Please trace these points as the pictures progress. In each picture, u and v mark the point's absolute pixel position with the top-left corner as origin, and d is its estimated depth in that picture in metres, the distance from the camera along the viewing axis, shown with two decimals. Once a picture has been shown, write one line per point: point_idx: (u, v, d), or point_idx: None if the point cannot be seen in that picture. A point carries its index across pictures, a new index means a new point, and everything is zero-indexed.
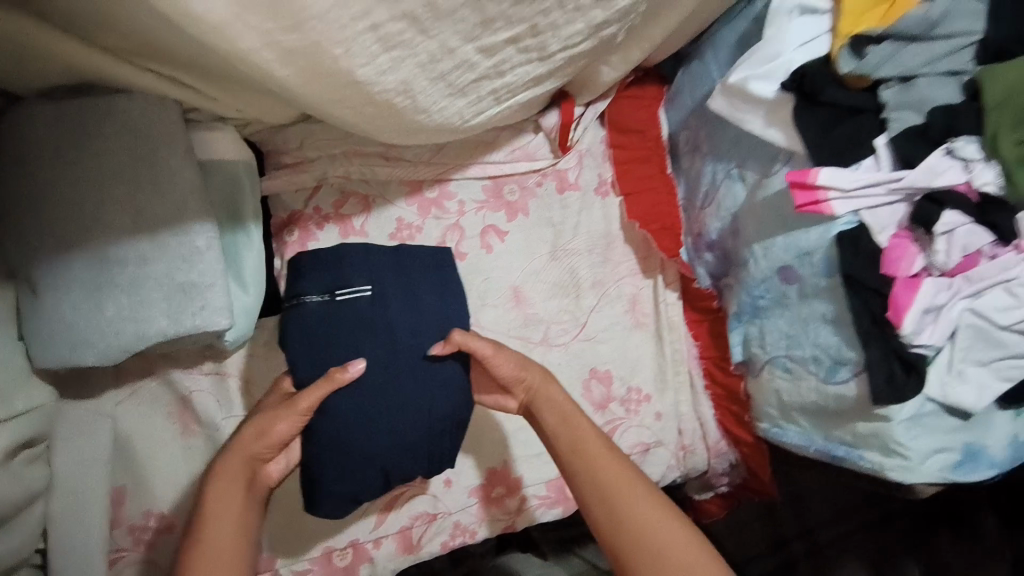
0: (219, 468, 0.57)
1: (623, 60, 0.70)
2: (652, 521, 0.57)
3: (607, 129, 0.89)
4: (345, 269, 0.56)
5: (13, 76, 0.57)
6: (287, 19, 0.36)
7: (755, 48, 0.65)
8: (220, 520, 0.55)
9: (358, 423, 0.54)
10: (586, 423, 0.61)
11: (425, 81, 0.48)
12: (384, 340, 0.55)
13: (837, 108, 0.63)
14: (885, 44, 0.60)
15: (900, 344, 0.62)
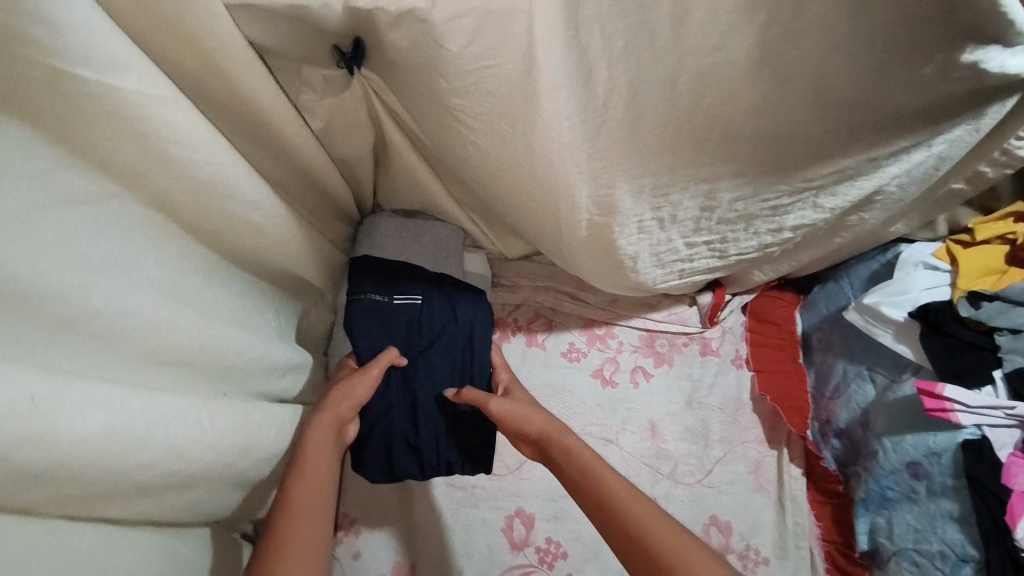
0: (315, 422, 0.69)
1: (774, 269, 0.94)
2: (660, 536, 0.63)
3: (747, 316, 1.08)
4: (402, 280, 0.83)
5: (388, 198, 0.89)
6: (605, 212, 0.62)
7: (888, 283, 0.86)
8: (317, 464, 0.66)
9: (400, 399, 0.78)
10: (598, 464, 0.70)
11: (647, 254, 0.75)
12: (426, 336, 0.81)
13: (958, 341, 0.79)
14: (997, 303, 0.77)
15: (1013, 549, 0.70)
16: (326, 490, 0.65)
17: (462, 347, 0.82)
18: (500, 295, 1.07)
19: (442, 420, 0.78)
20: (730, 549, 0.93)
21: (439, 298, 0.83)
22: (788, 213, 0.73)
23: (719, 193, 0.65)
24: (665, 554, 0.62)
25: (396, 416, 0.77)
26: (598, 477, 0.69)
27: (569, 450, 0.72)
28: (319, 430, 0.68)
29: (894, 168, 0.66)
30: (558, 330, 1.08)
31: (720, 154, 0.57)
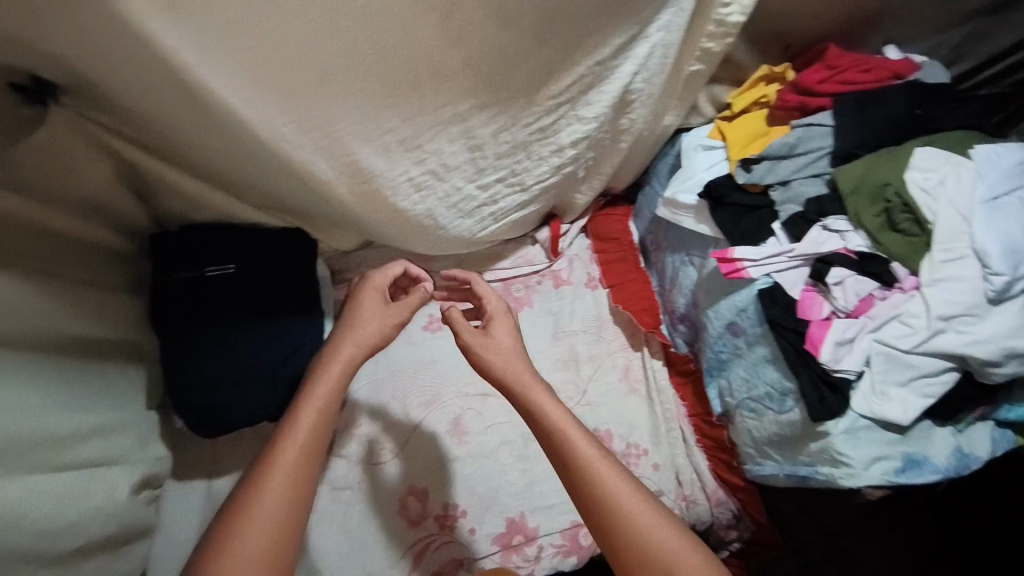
0: (338, 354, 0.71)
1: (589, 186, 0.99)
2: (607, 490, 0.64)
3: (590, 239, 1.14)
4: (211, 251, 0.82)
5: (180, 213, 0.82)
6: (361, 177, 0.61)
7: (678, 173, 0.92)
8: (322, 393, 0.68)
9: (223, 357, 0.81)
10: (564, 426, 0.67)
11: (443, 209, 0.76)
12: (250, 302, 0.84)
13: (741, 207, 0.85)
14: (765, 162, 0.83)
15: (823, 370, 0.74)
16: (329, 422, 0.67)
17: (288, 304, 0.86)
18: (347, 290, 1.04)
19: (278, 366, 0.82)
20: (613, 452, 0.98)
21: (254, 272, 0.85)
22: (557, 131, 0.75)
23: (476, 129, 0.66)
24: (612, 504, 0.63)
25: (217, 369, 0.80)
26: (575, 439, 0.66)
27: (541, 397, 0.69)
28: (331, 373, 0.69)
29: (626, 66, 0.69)
30: None
31: (445, 88, 0.58)
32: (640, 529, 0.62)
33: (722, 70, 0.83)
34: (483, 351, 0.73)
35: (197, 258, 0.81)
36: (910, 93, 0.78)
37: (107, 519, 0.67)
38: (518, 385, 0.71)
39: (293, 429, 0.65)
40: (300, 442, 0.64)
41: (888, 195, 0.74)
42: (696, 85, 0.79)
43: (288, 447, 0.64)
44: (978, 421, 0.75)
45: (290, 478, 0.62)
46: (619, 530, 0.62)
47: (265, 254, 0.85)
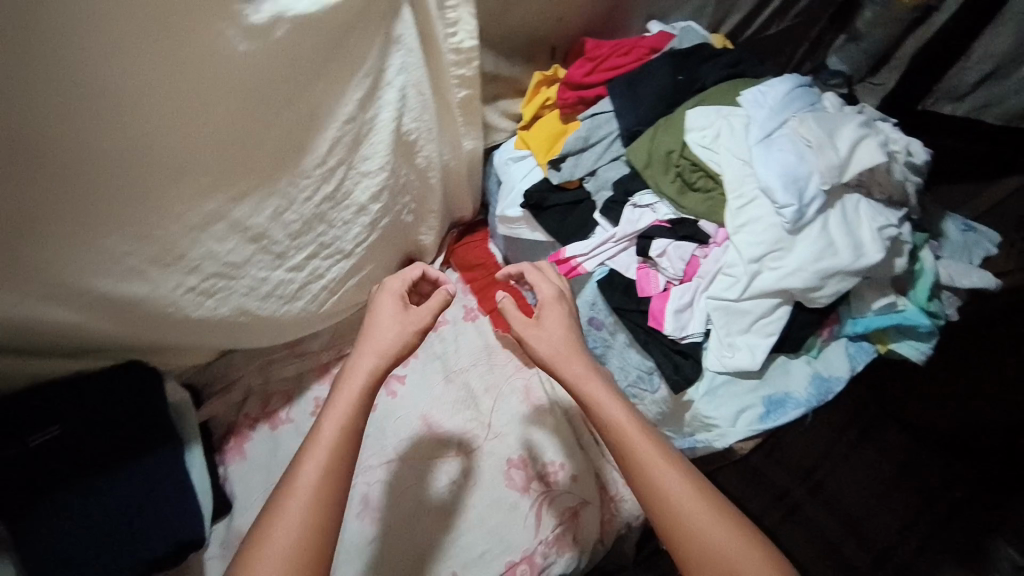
0: (341, 379, 0.62)
1: (429, 224, 1.01)
2: (681, 500, 0.55)
3: (457, 272, 1.15)
4: (23, 419, 0.70)
5: None
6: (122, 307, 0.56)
7: (500, 191, 0.93)
8: (333, 417, 0.59)
9: (74, 530, 0.69)
10: (636, 427, 0.59)
11: (256, 301, 0.72)
12: (90, 459, 0.73)
13: (563, 206, 0.87)
14: (569, 159, 0.86)
15: (671, 342, 0.77)
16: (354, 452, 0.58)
17: (143, 443, 0.76)
18: (217, 402, 0.97)
19: (143, 515, 0.73)
20: (531, 477, 0.97)
21: (88, 423, 0.74)
22: (349, 192, 0.73)
23: (247, 220, 0.64)
24: (684, 514, 0.54)
25: (70, 546, 0.68)
26: (620, 428, 0.59)
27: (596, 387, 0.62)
28: (342, 391, 0.61)
29: (385, 113, 0.68)
30: (298, 396, 1.01)
31: (176, 193, 0.57)
32: (681, 522, 0.54)
33: (499, 87, 0.85)
34: (536, 338, 0.66)
35: (9, 432, 0.69)
36: (670, 63, 0.81)
37: None
38: (574, 372, 0.63)
39: (289, 479, 0.55)
40: (338, 464, 0.56)
41: (675, 160, 0.78)
42: (475, 108, 0.80)
43: (287, 493, 0.54)
44: (829, 342, 0.77)
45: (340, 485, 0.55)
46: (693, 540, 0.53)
47: (93, 400, 0.74)
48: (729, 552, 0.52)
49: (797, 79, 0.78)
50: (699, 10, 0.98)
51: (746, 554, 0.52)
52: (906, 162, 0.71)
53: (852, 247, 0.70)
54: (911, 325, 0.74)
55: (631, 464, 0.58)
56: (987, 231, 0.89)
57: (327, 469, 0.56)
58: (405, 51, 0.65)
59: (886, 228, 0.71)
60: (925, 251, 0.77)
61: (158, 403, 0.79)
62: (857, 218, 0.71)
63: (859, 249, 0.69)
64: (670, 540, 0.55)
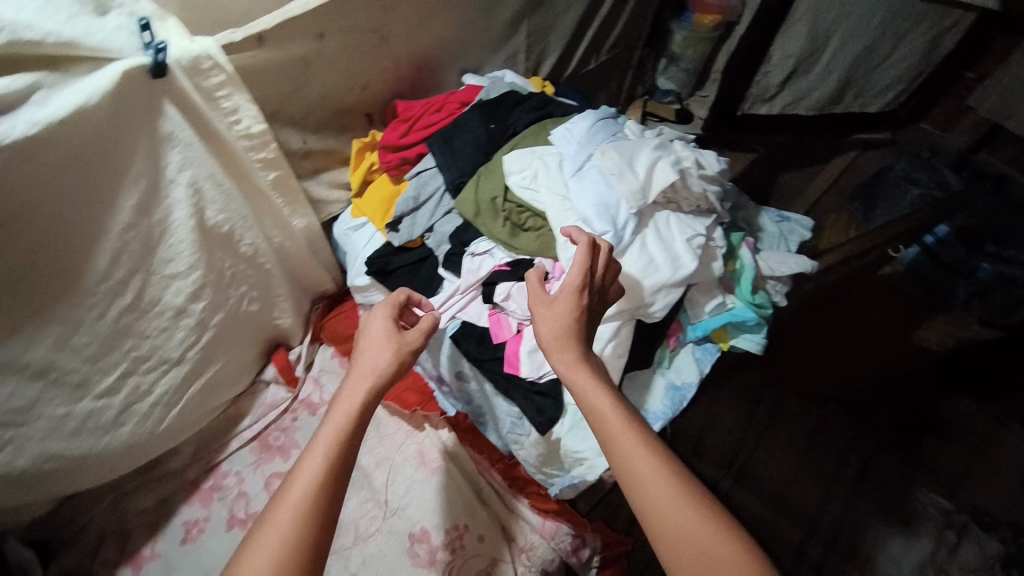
0: (342, 391, 0.63)
1: (287, 304, 0.94)
2: (664, 494, 0.53)
3: (331, 346, 1.07)
4: None
5: None
6: None
7: (348, 261, 0.92)
8: (332, 424, 0.59)
9: None
10: (618, 416, 0.58)
11: (62, 440, 0.65)
12: None
13: (409, 265, 0.86)
14: (405, 220, 0.85)
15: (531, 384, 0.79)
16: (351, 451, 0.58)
17: None
18: (65, 553, 0.86)
19: None
20: (436, 548, 0.90)
21: None
22: (157, 297, 0.68)
23: (27, 356, 0.59)
24: (665, 509, 0.52)
25: None
26: (613, 424, 0.57)
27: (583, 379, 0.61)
28: (347, 399, 0.61)
29: (178, 212, 0.65)
30: (164, 523, 0.91)
31: None
32: (664, 517, 0.52)
33: (318, 161, 0.84)
34: (539, 319, 0.65)
35: None
36: (479, 114, 0.85)
37: None
38: (574, 369, 0.62)
39: (288, 483, 0.55)
40: (335, 461, 0.56)
41: (500, 206, 0.80)
42: (293, 187, 0.78)
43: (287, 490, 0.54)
44: (678, 350, 0.82)
45: (337, 480, 0.55)
46: (675, 535, 0.51)
47: None
48: (711, 543, 0.50)
49: (597, 116, 0.84)
50: (513, 57, 1.04)
51: (729, 548, 0.50)
52: (698, 176, 0.78)
53: (670, 260, 0.74)
54: (739, 320, 0.80)
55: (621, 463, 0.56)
56: (800, 219, 0.99)
57: (327, 466, 0.56)
58: (184, 147, 0.63)
59: (696, 237, 0.76)
60: (743, 249, 0.85)
61: None
62: (669, 233, 0.76)
63: (676, 260, 0.74)
64: (654, 533, 0.53)
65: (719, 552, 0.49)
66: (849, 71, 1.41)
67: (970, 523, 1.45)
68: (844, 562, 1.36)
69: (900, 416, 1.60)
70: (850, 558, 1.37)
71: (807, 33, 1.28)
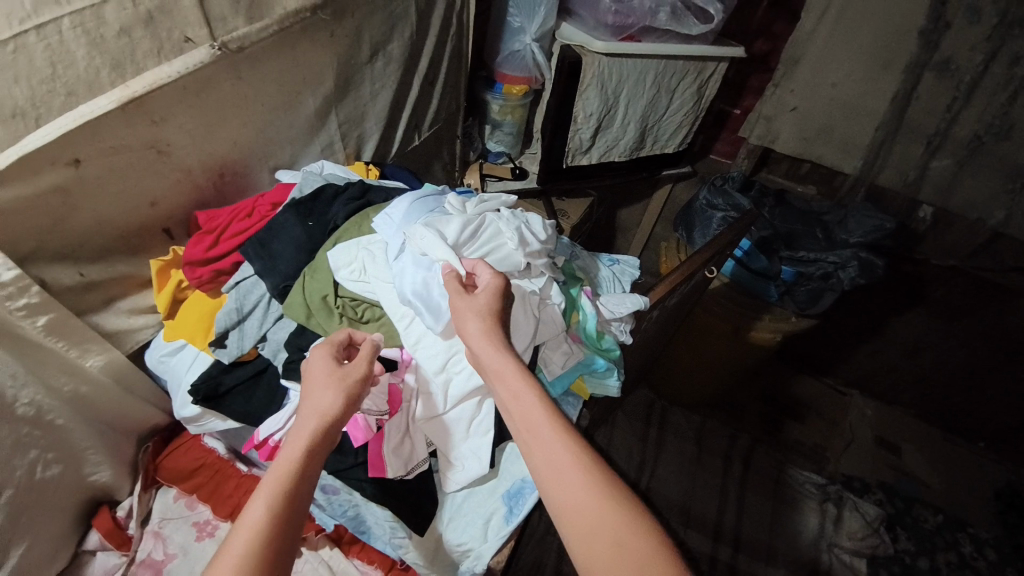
0: (290, 437, 0.59)
1: (100, 456, 0.82)
2: (579, 481, 0.57)
3: (174, 487, 0.94)
4: None
5: None
6: None
7: (172, 392, 0.81)
8: (280, 473, 0.56)
9: None
10: (540, 410, 0.63)
11: None
12: None
13: (244, 381, 0.79)
14: (232, 334, 0.78)
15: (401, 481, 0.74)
16: (298, 502, 0.55)
17: None
18: None
19: None
20: None
21: None
22: None
23: None
24: (579, 492, 0.56)
25: None
26: (548, 443, 0.61)
27: (508, 387, 0.65)
28: (294, 448, 0.58)
29: None
30: None
31: None
32: (574, 515, 0.56)
33: (111, 288, 0.75)
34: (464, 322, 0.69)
35: None
36: (294, 212, 0.83)
37: None
38: (502, 381, 0.66)
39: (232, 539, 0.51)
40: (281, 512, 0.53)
41: (333, 302, 0.77)
42: (76, 326, 0.68)
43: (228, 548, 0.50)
44: None
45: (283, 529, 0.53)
46: (584, 521, 0.55)
47: None
48: (644, 557, 0.51)
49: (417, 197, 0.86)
50: (328, 146, 1.04)
51: (636, 530, 0.53)
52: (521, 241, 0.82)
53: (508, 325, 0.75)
54: (588, 368, 0.86)
55: (545, 472, 0.59)
56: (628, 260, 1.10)
57: (272, 519, 0.53)
58: None
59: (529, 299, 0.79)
60: (582, 300, 0.89)
61: None
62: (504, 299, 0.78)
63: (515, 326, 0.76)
64: (562, 521, 0.56)
65: (630, 539, 0.53)
66: (641, 122, 1.65)
67: (843, 492, 1.72)
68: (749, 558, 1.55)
69: (762, 409, 1.98)
70: (755, 553, 1.56)
71: (599, 98, 1.47)
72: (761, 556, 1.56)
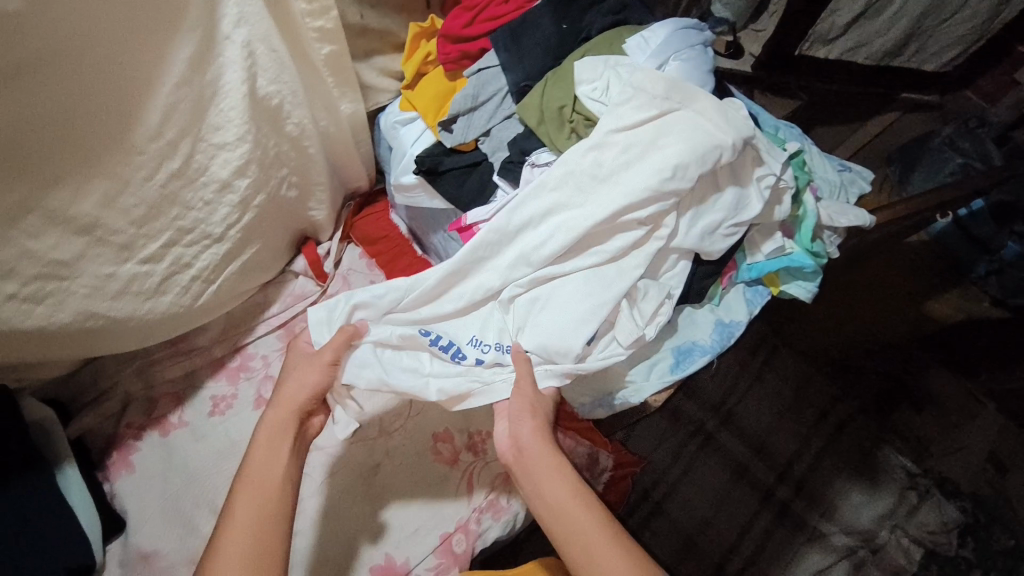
0: (268, 421, 0.68)
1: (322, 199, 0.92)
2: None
3: (361, 247, 1.08)
4: None
5: None
6: None
7: (393, 158, 0.87)
8: (266, 460, 0.65)
9: None
10: (578, 500, 0.60)
11: (106, 302, 0.63)
12: None
13: (460, 169, 0.82)
14: (460, 119, 0.81)
15: None
16: (279, 483, 0.63)
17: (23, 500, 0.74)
18: (94, 411, 0.89)
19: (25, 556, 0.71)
20: (459, 449, 0.96)
21: None
22: (203, 168, 0.64)
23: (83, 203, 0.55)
24: None
25: None
26: (586, 534, 0.58)
27: (561, 483, 0.62)
28: (267, 437, 0.67)
29: (231, 74, 0.60)
30: (191, 395, 0.94)
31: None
32: None
33: (372, 41, 0.79)
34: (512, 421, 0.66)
35: None
36: (550, 11, 0.79)
37: None
38: (548, 479, 0.62)
39: (229, 517, 0.60)
40: (264, 493, 0.62)
41: (568, 115, 0.74)
42: (346, 67, 0.73)
43: (229, 521, 0.60)
44: (729, 289, 0.81)
45: (256, 509, 0.60)
46: None
47: None
48: None
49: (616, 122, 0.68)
50: None
51: None
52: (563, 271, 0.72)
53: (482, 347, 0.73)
54: (797, 266, 0.78)
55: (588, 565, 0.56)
56: (860, 171, 0.96)
57: (262, 503, 0.61)
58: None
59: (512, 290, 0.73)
60: (808, 194, 0.80)
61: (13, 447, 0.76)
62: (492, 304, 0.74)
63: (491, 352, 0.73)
64: None
65: None
66: (914, 22, 1.35)
67: (933, 488, 1.47)
68: (805, 505, 1.43)
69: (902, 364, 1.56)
70: (812, 501, 1.44)
71: None
72: (816, 506, 1.43)
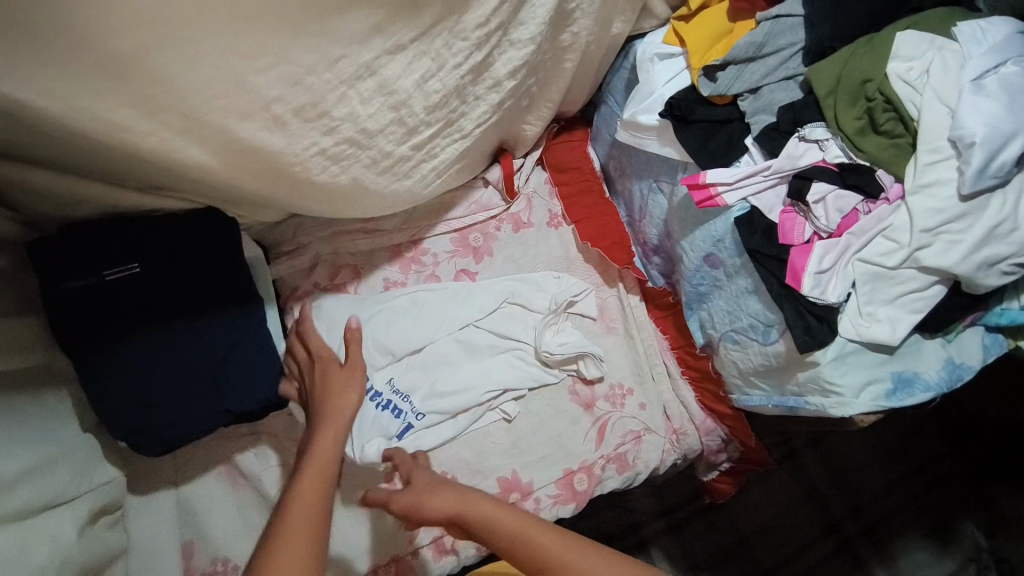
0: (320, 418, 0.75)
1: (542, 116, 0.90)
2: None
3: (548, 172, 1.06)
4: (106, 253, 0.74)
5: (74, 202, 0.72)
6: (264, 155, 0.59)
7: (636, 90, 0.82)
8: (321, 450, 0.71)
9: (161, 372, 0.75)
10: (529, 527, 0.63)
11: (372, 175, 0.68)
12: (185, 322, 0.77)
13: (708, 123, 0.76)
14: (730, 68, 0.74)
15: (810, 302, 0.69)
16: (330, 471, 0.68)
17: (234, 331, 0.79)
18: (285, 263, 0.96)
19: (229, 382, 0.77)
20: (597, 396, 0.96)
21: (174, 284, 0.77)
22: (491, 64, 0.66)
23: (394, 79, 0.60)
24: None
25: (157, 374, 0.75)
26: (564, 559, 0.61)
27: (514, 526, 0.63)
28: (323, 436, 0.73)
29: None
30: (367, 272, 0.99)
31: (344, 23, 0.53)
32: None
33: None
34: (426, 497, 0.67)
35: (92, 259, 0.73)
36: None
37: (73, 514, 0.66)
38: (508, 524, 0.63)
39: (287, 503, 0.64)
40: (319, 485, 0.66)
41: (869, 92, 0.67)
42: None
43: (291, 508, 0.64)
44: (969, 328, 0.73)
45: (314, 498, 0.65)
46: None
47: (188, 245, 0.77)
48: None
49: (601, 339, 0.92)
50: None
51: None
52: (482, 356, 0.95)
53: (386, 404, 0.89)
54: None
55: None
56: None
57: (318, 493, 0.66)
58: None
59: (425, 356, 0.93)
60: None
61: (234, 277, 0.80)
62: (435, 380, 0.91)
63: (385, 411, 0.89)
64: None
65: None
66: None
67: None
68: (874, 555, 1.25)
69: None
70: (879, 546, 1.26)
71: None
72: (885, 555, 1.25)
